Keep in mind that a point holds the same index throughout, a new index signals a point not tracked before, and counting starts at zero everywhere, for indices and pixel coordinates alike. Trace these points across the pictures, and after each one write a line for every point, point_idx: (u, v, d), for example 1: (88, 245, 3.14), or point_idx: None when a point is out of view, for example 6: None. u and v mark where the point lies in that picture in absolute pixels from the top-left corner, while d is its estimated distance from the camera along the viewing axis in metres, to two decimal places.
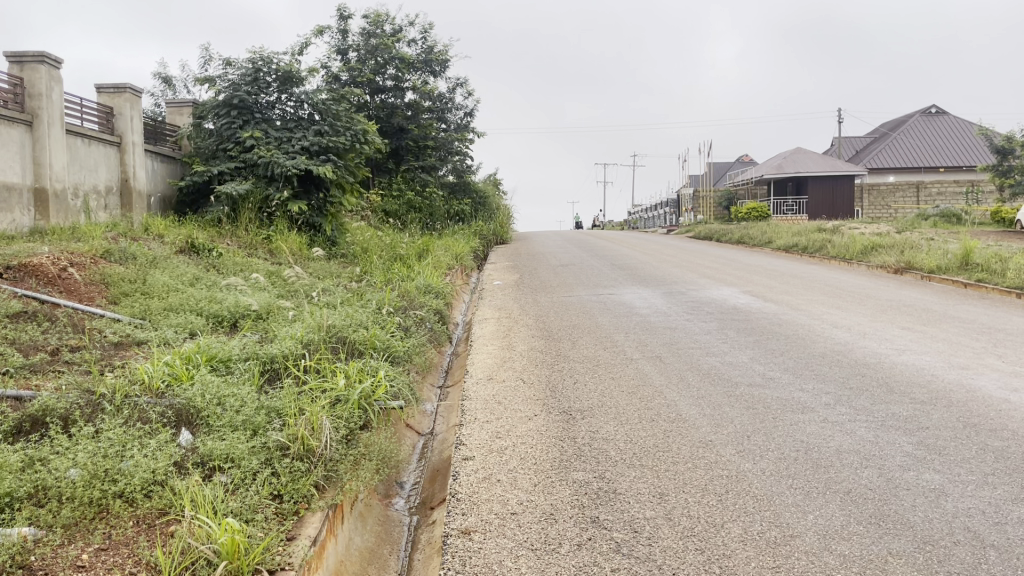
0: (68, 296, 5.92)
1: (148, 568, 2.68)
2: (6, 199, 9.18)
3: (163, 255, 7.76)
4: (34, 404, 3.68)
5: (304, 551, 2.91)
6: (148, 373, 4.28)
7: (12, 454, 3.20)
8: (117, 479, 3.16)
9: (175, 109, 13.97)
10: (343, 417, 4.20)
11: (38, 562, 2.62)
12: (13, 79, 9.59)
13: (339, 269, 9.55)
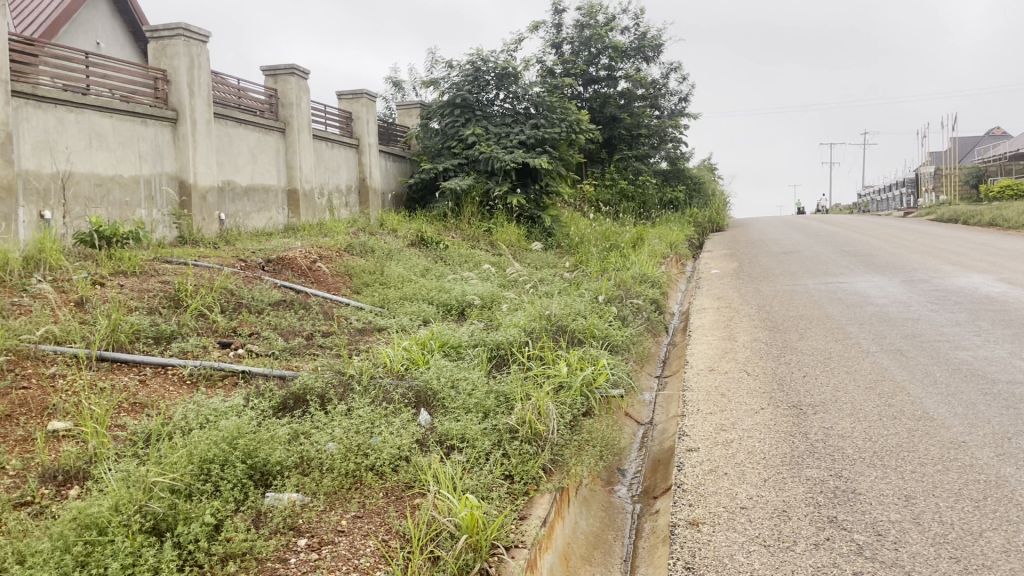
0: (317, 286, 6.53)
1: (398, 536, 2.91)
2: (264, 199, 10.30)
3: (397, 248, 8.34)
4: (296, 383, 4.08)
5: (536, 531, 3.06)
6: (390, 357, 4.63)
7: (282, 427, 3.58)
8: (368, 454, 3.44)
9: (404, 111, 14.89)
10: (567, 404, 4.30)
11: (305, 524, 2.93)
12: (269, 91, 10.68)
13: (556, 259, 9.72)
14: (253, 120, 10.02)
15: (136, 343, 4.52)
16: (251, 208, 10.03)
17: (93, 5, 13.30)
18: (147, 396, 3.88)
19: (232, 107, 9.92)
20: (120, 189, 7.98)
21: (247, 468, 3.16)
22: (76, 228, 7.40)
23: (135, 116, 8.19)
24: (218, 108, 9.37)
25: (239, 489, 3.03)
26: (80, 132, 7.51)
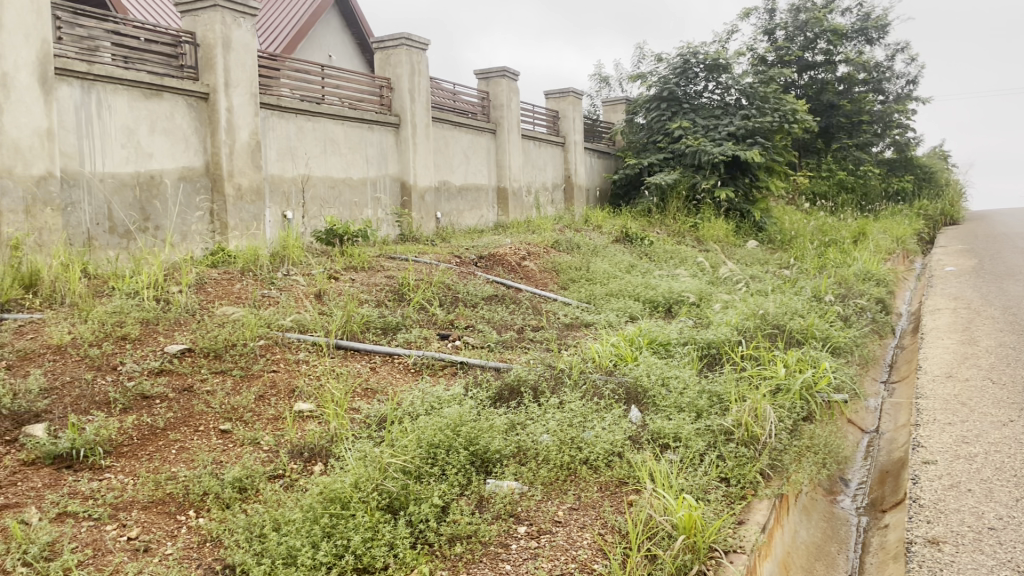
0: (527, 281, 6.71)
1: (613, 531, 2.93)
2: (476, 198, 10.75)
3: (602, 244, 8.37)
4: (511, 375, 4.20)
5: (755, 537, 2.95)
6: (599, 353, 4.65)
7: (499, 417, 3.69)
8: (582, 447, 3.47)
9: (610, 107, 14.92)
10: (786, 407, 4.11)
11: (524, 513, 3.02)
12: (482, 93, 11.09)
13: (766, 255, 9.33)
14: (467, 122, 10.46)
15: (366, 333, 4.88)
16: (464, 206, 10.50)
17: (327, 20, 14.46)
18: (376, 382, 4.18)
19: (448, 110, 10.41)
20: (350, 190, 8.64)
21: (469, 455, 3.30)
22: (312, 227, 8.10)
23: (363, 123, 8.83)
24: (436, 112, 9.87)
25: (462, 475, 3.17)
26: (316, 139, 8.20)
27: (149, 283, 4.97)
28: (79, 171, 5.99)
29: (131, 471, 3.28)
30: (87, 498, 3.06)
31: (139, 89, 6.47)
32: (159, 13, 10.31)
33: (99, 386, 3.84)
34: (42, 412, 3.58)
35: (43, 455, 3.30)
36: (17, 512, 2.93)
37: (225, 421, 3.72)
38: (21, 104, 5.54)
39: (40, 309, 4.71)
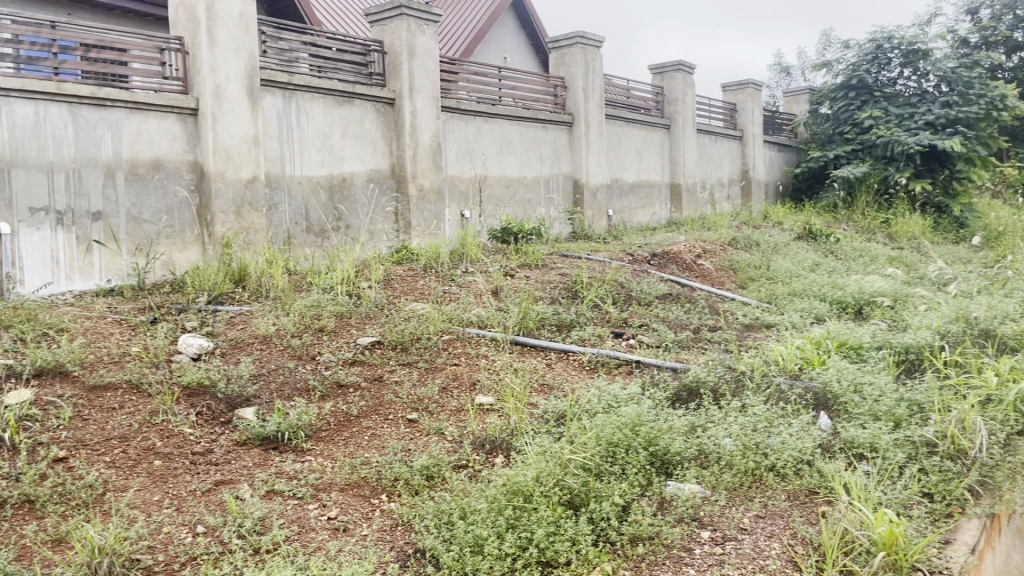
0: (703, 280, 6.54)
1: (804, 543, 2.80)
2: (649, 194, 10.65)
3: (783, 242, 8.02)
4: (689, 376, 4.09)
5: (965, 559, 2.72)
6: (783, 356, 4.45)
7: (679, 418, 3.60)
8: (768, 452, 3.33)
9: (791, 99, 14.28)
10: (999, 420, 3.76)
11: (708, 517, 2.95)
12: (655, 89, 10.94)
13: (969, 253, 8.58)
14: (640, 118, 10.36)
15: (542, 330, 4.93)
16: (636, 203, 10.43)
17: (502, 23, 14.78)
18: (553, 378, 4.22)
19: (621, 107, 10.36)
20: (524, 189, 8.80)
21: (649, 455, 3.25)
22: (488, 226, 8.33)
23: (537, 122, 8.97)
24: (609, 109, 9.84)
25: (643, 475, 3.13)
26: (493, 139, 8.41)
27: (341, 279, 5.29)
28: (280, 175, 6.48)
29: (329, 455, 3.51)
30: (291, 478, 3.30)
31: (333, 97, 6.89)
32: (348, 23, 10.95)
33: (299, 374, 4.13)
34: (252, 397, 3.91)
35: (253, 436, 3.60)
36: (233, 488, 3.22)
37: (411, 411, 3.89)
38: (232, 114, 6.08)
39: (248, 302, 5.14)
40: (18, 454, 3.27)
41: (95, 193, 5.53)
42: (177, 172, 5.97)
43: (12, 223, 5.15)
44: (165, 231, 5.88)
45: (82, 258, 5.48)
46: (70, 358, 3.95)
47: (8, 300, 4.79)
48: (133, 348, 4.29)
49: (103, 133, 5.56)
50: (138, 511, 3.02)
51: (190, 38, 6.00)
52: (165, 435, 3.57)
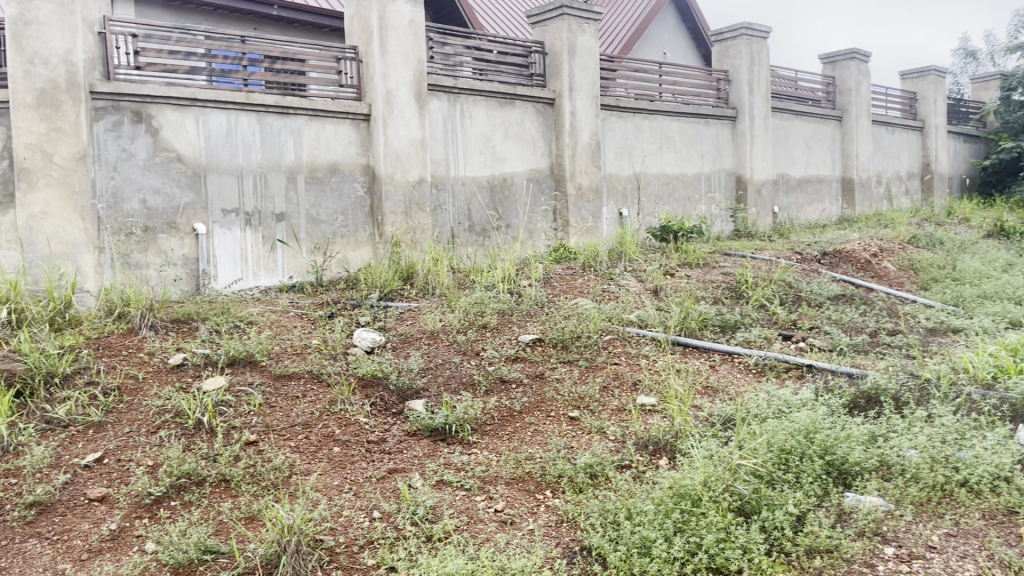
0: (879, 281, 6.16)
1: (1003, 566, 2.57)
2: (818, 190, 10.17)
3: (970, 240, 7.41)
4: (866, 382, 3.86)
5: None
6: (973, 364, 4.11)
7: (857, 426, 3.40)
8: (959, 467, 3.09)
9: (979, 85, 13.19)
10: None
11: (891, 533, 2.77)
12: (825, 79, 10.42)
13: None
14: (808, 111, 9.91)
15: (705, 331, 4.82)
16: (804, 199, 9.99)
17: (662, 19, 14.57)
18: (718, 381, 4.11)
19: (788, 99, 9.95)
20: (685, 186, 8.64)
21: (825, 464, 3.10)
22: (648, 223, 8.23)
23: (699, 118, 8.77)
24: (776, 101, 9.47)
25: (820, 485, 2.99)
26: (653, 136, 8.31)
27: (503, 277, 5.39)
28: (445, 176, 6.69)
29: (495, 449, 3.59)
30: (459, 469, 3.40)
31: (495, 98, 7.04)
32: (509, 26, 11.15)
33: (465, 369, 4.25)
34: (421, 389, 4.07)
35: (422, 427, 3.73)
36: (405, 476, 3.36)
37: (573, 409, 3.91)
38: (401, 118, 6.35)
39: (415, 299, 5.35)
40: (216, 436, 3.56)
41: (278, 196, 5.95)
42: (352, 175, 6.30)
43: (208, 224, 5.64)
44: (340, 231, 6.22)
45: (267, 256, 5.91)
46: (258, 349, 4.26)
47: (204, 294, 5.23)
48: (313, 341, 4.57)
49: (286, 139, 5.97)
50: (321, 494, 3.21)
51: (364, 47, 6.32)
52: (342, 424, 3.78)
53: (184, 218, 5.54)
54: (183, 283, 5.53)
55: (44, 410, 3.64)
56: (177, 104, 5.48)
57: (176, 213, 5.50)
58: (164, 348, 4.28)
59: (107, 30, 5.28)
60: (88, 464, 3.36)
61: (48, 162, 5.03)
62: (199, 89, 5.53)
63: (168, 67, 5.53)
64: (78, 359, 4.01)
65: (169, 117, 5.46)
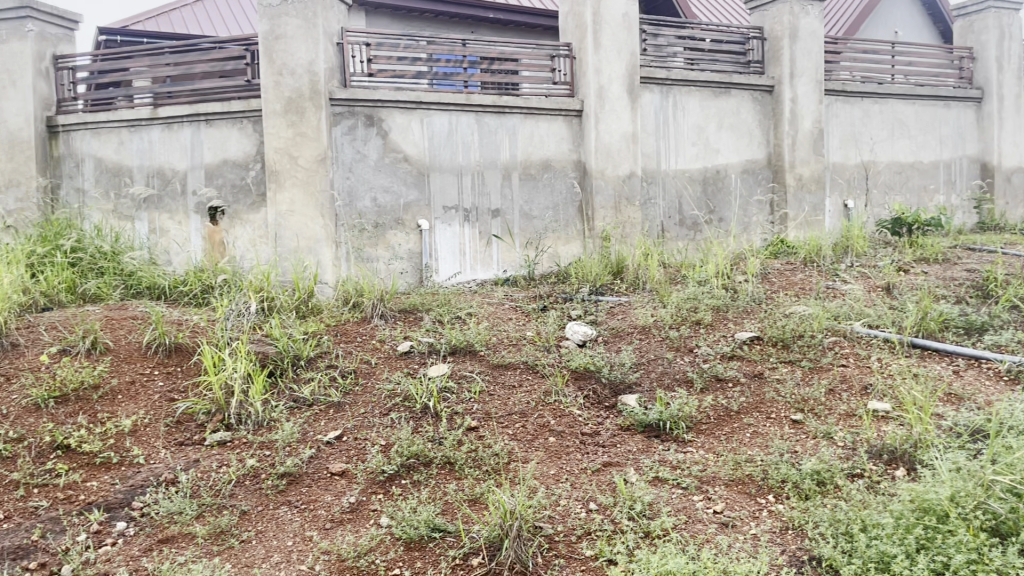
0: None
1: None
2: None
3: None
4: None
5: None
6: None
7: None
8: None
9: None
10: None
11: None
12: None
13: None
14: None
15: (946, 333, 4.41)
16: None
17: None
18: (963, 388, 3.74)
19: None
20: (919, 175, 7.96)
21: None
22: (876, 216, 7.67)
23: (937, 100, 8.06)
24: None
25: None
26: (883, 122, 7.74)
27: (717, 272, 5.24)
28: (656, 169, 6.64)
29: (712, 448, 3.50)
30: (675, 467, 3.35)
31: (709, 89, 6.88)
32: (724, 13, 10.79)
33: (679, 366, 4.18)
34: (634, 384, 4.06)
35: (637, 422, 3.72)
36: (621, 470, 3.37)
37: (796, 411, 3.73)
38: (613, 112, 6.35)
39: (627, 293, 5.33)
40: (440, 420, 3.76)
41: (494, 192, 6.17)
42: (564, 171, 6.40)
43: (430, 220, 5.97)
44: (552, 226, 6.35)
45: (483, 251, 6.16)
46: (477, 339, 4.45)
47: (427, 285, 5.54)
48: (528, 333, 4.69)
49: (503, 137, 6.17)
50: (539, 482, 3.29)
51: (577, 43, 6.40)
52: (557, 414, 3.85)
53: (409, 215, 5.91)
54: (408, 276, 5.90)
55: (292, 389, 4.02)
56: (404, 107, 5.86)
57: (403, 209, 5.89)
58: (393, 336, 4.57)
59: (344, 40, 5.75)
60: (329, 441, 3.66)
61: (293, 165, 5.55)
62: (424, 92, 5.87)
63: (396, 72, 5.91)
64: (320, 344, 4.38)
65: (397, 120, 5.85)
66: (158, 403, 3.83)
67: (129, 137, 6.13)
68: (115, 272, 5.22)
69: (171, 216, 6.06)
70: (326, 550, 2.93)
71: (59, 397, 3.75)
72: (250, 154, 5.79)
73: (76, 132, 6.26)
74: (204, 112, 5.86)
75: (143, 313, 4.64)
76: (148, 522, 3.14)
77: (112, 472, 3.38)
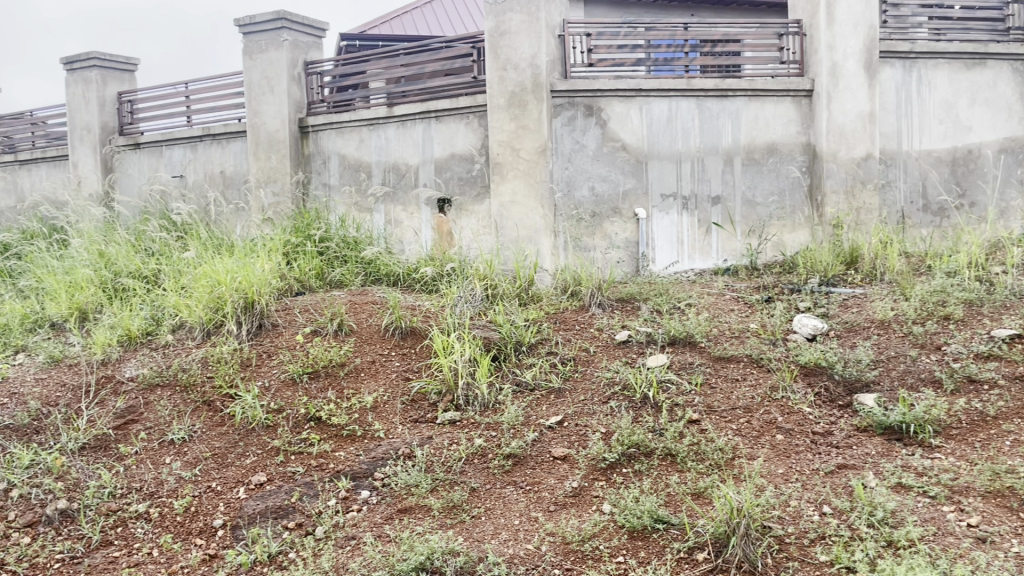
0: None
1: None
2: None
3: None
4: None
5: None
6: None
7: None
8: None
9: None
10: None
11: None
12: None
13: None
14: None
15: None
16: None
17: None
18: None
19: None
20: None
21: None
22: None
23: None
24: None
25: None
26: None
27: (969, 262, 4.75)
28: (895, 151, 6.14)
29: (964, 456, 3.19)
30: (921, 474, 3.10)
31: (960, 60, 6.27)
32: None
33: (924, 364, 3.85)
34: (872, 382, 3.79)
35: (875, 424, 3.48)
36: (858, 473, 3.16)
37: None
38: (848, 91, 5.95)
39: (861, 285, 4.98)
40: (661, 411, 3.72)
41: (715, 179, 6.01)
42: (791, 155, 6.09)
43: (648, 208, 5.93)
44: (777, 213, 6.07)
45: (702, 239, 6.02)
46: (698, 330, 4.35)
47: (644, 274, 5.50)
48: (751, 325, 4.52)
49: (725, 122, 5.98)
50: (767, 480, 3.16)
51: (809, 19, 6.06)
52: (785, 411, 3.68)
53: (627, 204, 5.90)
54: (625, 265, 5.90)
55: (515, 373, 4.15)
56: (624, 96, 5.85)
57: (621, 198, 5.89)
58: (611, 325, 4.59)
59: (566, 32, 5.82)
60: (551, 426, 3.75)
61: (516, 157, 5.72)
62: (644, 80, 5.83)
63: (616, 61, 5.91)
64: (541, 330, 4.48)
65: (616, 109, 5.85)
66: (395, 381, 4.11)
67: (369, 135, 6.61)
68: (356, 260, 5.67)
69: (403, 208, 6.47)
70: (552, 532, 3.00)
71: (311, 372, 4.13)
72: (476, 147, 6.04)
73: (323, 131, 6.86)
74: (434, 109, 6.19)
75: (381, 298, 5.00)
76: (388, 491, 3.38)
77: (357, 444, 3.67)
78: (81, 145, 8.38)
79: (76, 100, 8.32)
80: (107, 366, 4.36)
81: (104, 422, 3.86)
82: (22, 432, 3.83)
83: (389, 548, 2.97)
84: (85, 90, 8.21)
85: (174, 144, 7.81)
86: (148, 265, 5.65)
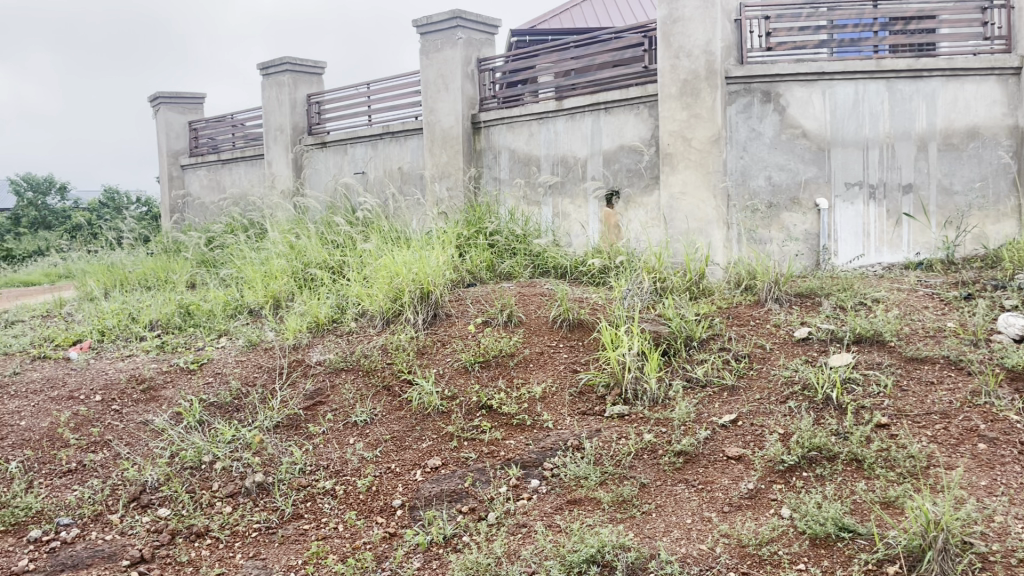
0: None
1: None
2: None
3: None
4: None
5: None
6: None
7: None
8: None
9: None
10: None
11: None
12: None
13: None
14: None
15: None
16: None
17: None
18: None
19: None
20: None
21: None
22: None
23: None
24: None
25: None
26: None
27: None
28: None
29: None
30: None
31: None
32: None
33: None
34: None
35: None
36: None
37: None
38: None
39: None
40: (845, 414, 3.50)
41: (907, 166, 5.61)
42: (995, 138, 5.57)
43: (830, 198, 5.62)
44: (977, 202, 5.59)
45: (891, 231, 5.64)
46: (887, 329, 4.06)
47: (825, 267, 5.21)
48: (949, 324, 4.17)
49: (919, 105, 5.56)
50: (967, 492, 2.90)
51: None
52: (988, 418, 3.36)
53: (807, 194, 5.62)
54: (804, 258, 5.63)
55: (686, 369, 4.05)
56: (805, 80, 5.57)
57: (800, 187, 5.63)
58: (790, 321, 4.38)
59: (742, 16, 5.62)
60: (725, 424, 3.63)
61: (687, 146, 5.58)
62: (827, 62, 5.52)
63: (797, 44, 5.64)
64: (713, 326, 4.36)
65: (797, 94, 5.58)
66: (564, 373, 4.12)
67: (539, 129, 6.67)
68: (526, 253, 5.75)
69: (572, 201, 6.50)
70: (726, 534, 2.91)
71: (482, 361, 4.23)
72: (646, 138, 5.95)
73: (494, 126, 7.00)
74: (604, 101, 6.15)
75: (549, 290, 5.04)
76: (558, 482, 3.40)
77: (526, 433, 3.71)
78: (275, 145, 9.04)
79: (271, 103, 8.97)
80: (297, 350, 4.67)
81: (295, 403, 4.14)
82: (225, 408, 4.19)
83: (560, 538, 2.99)
84: (279, 94, 8.83)
85: (357, 142, 8.25)
86: (333, 256, 6.00)
